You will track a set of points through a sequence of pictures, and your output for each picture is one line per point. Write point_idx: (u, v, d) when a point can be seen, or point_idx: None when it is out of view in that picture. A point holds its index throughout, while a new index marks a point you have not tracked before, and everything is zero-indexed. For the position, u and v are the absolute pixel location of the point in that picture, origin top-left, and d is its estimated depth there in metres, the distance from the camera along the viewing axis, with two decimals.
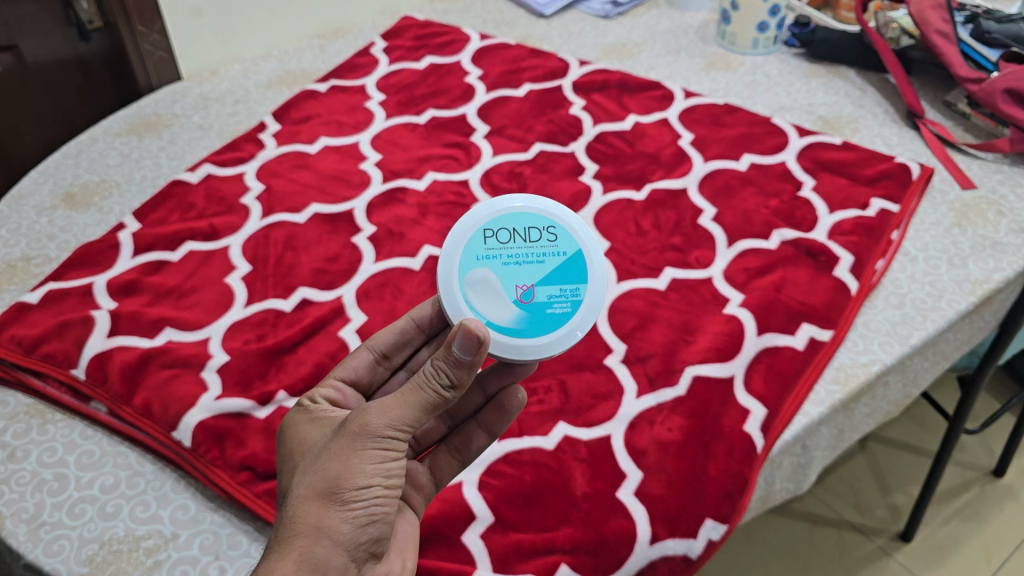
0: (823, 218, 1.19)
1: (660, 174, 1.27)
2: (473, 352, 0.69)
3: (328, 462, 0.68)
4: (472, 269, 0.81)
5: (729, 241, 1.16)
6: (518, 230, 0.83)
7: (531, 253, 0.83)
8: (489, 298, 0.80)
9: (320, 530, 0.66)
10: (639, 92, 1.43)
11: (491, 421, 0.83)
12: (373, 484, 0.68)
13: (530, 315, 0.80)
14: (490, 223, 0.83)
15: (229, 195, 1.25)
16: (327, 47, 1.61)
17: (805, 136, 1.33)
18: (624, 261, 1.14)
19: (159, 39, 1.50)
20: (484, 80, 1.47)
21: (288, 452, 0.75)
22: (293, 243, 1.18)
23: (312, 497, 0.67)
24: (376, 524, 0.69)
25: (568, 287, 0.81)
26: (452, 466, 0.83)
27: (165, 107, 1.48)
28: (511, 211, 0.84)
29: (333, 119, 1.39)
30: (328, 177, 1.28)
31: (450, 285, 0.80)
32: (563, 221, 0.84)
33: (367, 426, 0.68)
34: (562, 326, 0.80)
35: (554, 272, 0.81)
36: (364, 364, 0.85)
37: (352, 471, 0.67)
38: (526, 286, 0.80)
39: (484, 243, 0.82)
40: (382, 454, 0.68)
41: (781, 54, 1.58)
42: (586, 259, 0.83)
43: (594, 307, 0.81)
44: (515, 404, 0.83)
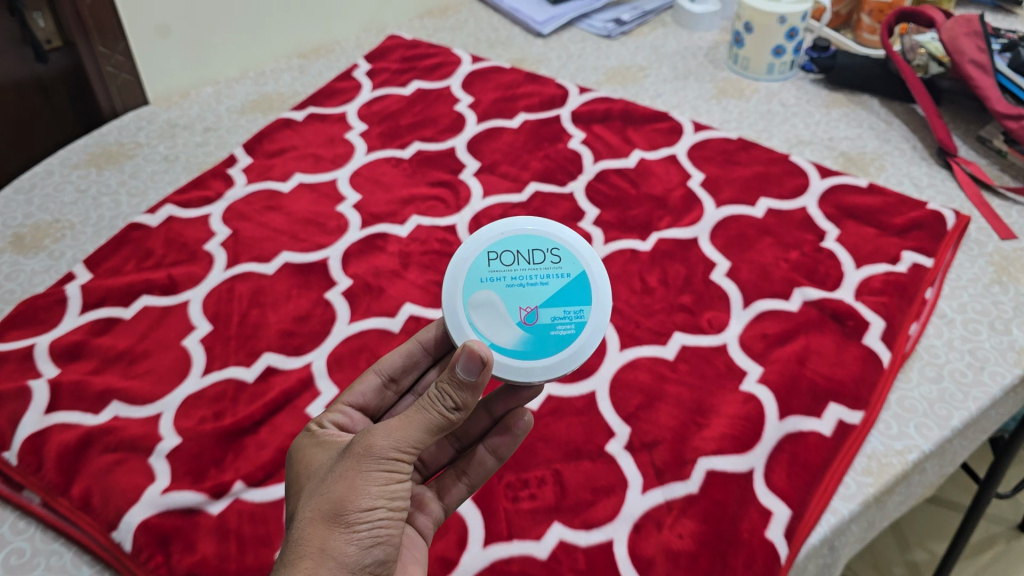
0: (849, 276, 1.08)
1: (668, 221, 1.15)
2: (480, 373, 0.64)
3: (332, 483, 0.63)
4: (476, 291, 0.76)
5: (745, 302, 1.04)
6: (523, 252, 0.78)
7: (534, 275, 0.77)
8: (493, 319, 0.75)
9: (324, 554, 0.61)
10: (645, 123, 1.31)
11: (497, 444, 0.78)
12: (378, 507, 0.63)
13: (532, 338, 0.75)
14: (495, 244, 0.78)
15: (192, 241, 1.13)
16: (307, 68, 1.49)
17: (827, 178, 1.21)
18: (629, 323, 1.02)
19: (123, 61, 1.37)
20: (475, 109, 1.35)
21: (293, 477, 0.70)
22: (260, 298, 1.05)
23: (315, 518, 0.62)
24: (381, 547, 0.64)
25: (572, 308, 0.76)
26: (461, 491, 0.78)
27: (129, 135, 1.35)
28: (516, 233, 0.79)
29: (310, 152, 1.27)
30: (302, 221, 1.16)
31: (454, 306, 0.76)
32: (567, 243, 0.78)
33: (372, 447, 0.64)
34: (565, 349, 0.75)
35: (558, 294, 0.76)
36: (371, 389, 0.79)
37: (357, 493, 0.63)
38: (529, 308, 0.75)
39: (488, 265, 0.77)
40: (387, 476, 0.64)
41: (798, 80, 1.46)
42: (592, 282, 0.77)
43: (598, 329, 0.75)
44: (522, 425, 0.78)
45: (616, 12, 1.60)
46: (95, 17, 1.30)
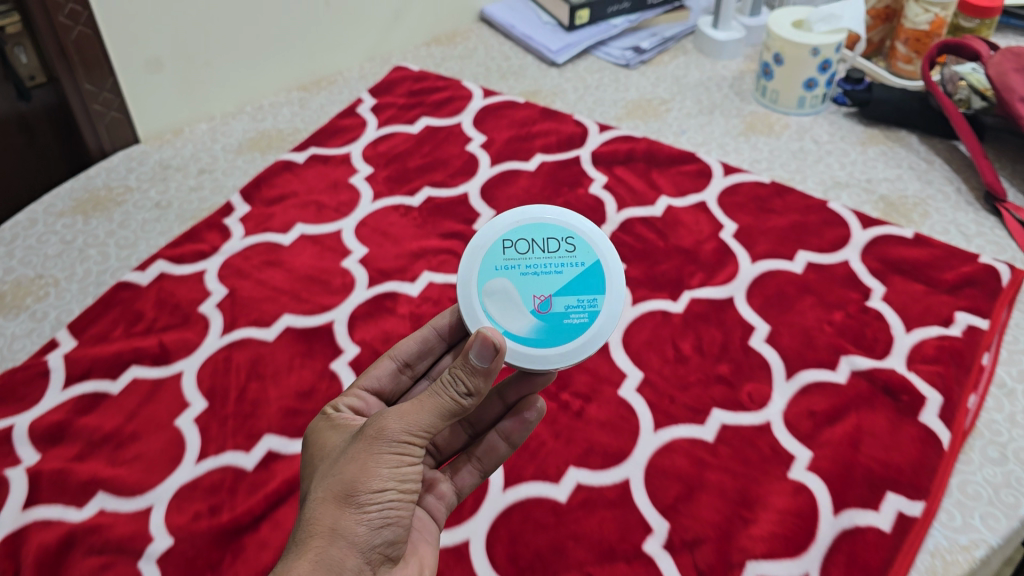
0: (899, 342, 0.99)
1: (700, 278, 1.06)
2: (493, 359, 0.64)
3: (343, 465, 0.63)
4: (489, 278, 0.75)
5: (788, 372, 0.96)
6: (538, 240, 0.77)
7: (548, 263, 0.76)
8: (506, 307, 0.74)
9: (335, 532, 0.61)
10: (671, 165, 1.23)
11: (510, 430, 0.78)
12: (389, 489, 0.63)
13: (546, 326, 0.73)
14: (510, 231, 0.77)
15: (185, 301, 1.04)
16: (307, 102, 1.41)
17: (870, 228, 1.13)
18: (662, 398, 0.94)
19: (111, 98, 1.26)
20: (488, 149, 1.26)
21: (309, 460, 0.70)
22: (259, 368, 0.96)
23: (326, 499, 0.62)
24: (392, 528, 0.64)
25: (586, 297, 0.75)
26: (473, 477, 0.78)
27: (118, 179, 1.26)
28: (530, 221, 0.78)
29: (312, 199, 1.18)
30: (304, 279, 1.07)
31: (468, 293, 0.75)
32: (582, 231, 0.77)
33: (384, 430, 0.64)
34: (578, 337, 0.73)
35: (572, 282, 0.75)
36: (387, 374, 0.80)
37: (368, 475, 0.63)
38: (543, 296, 0.74)
39: (502, 252, 0.76)
40: (398, 458, 0.64)
41: (830, 114, 1.37)
42: (607, 271, 0.76)
43: (613, 319, 0.74)
44: (533, 415, 0.78)
45: (634, 38, 1.51)
46: (80, 51, 1.19)
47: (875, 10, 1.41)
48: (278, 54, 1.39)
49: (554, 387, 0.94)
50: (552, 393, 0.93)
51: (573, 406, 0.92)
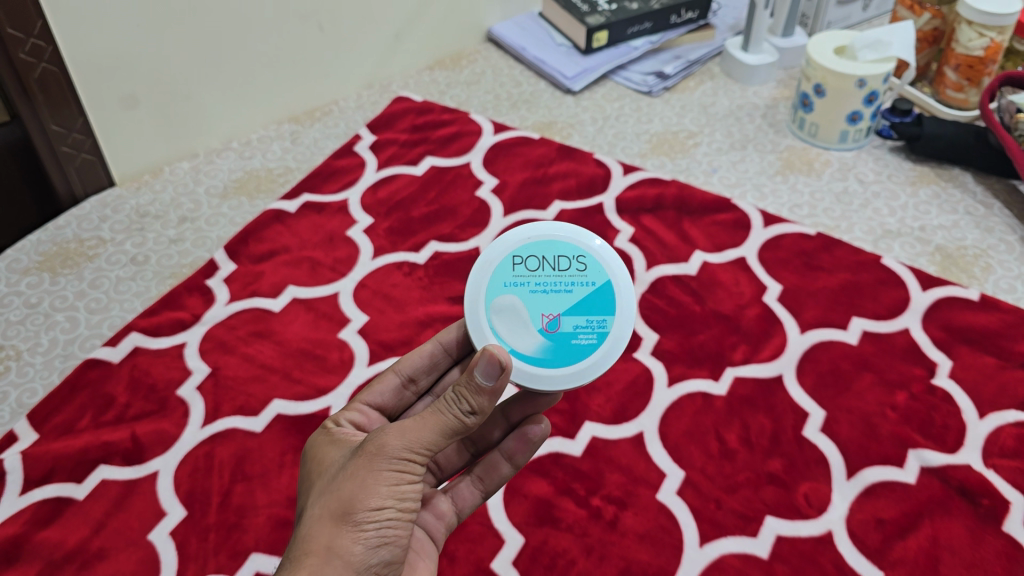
0: (972, 430, 0.87)
1: (744, 351, 0.94)
2: (497, 377, 0.64)
3: (342, 481, 0.63)
4: (498, 294, 0.72)
5: (849, 470, 0.84)
6: (549, 256, 0.74)
7: (559, 280, 0.73)
8: (514, 324, 0.71)
9: (331, 550, 0.60)
10: (704, 214, 1.10)
11: (512, 449, 0.75)
12: (388, 507, 0.62)
13: (554, 346, 0.71)
14: (520, 247, 0.74)
15: (161, 382, 0.91)
16: (300, 137, 1.29)
17: (931, 289, 1.00)
18: (707, 502, 0.82)
19: (82, 138, 1.12)
20: (500, 195, 1.14)
21: (304, 475, 0.69)
22: (245, 467, 0.84)
23: (324, 515, 0.62)
24: (389, 548, 0.63)
25: (596, 317, 0.72)
26: (474, 496, 0.75)
27: (90, 229, 1.13)
28: (542, 237, 0.75)
29: (305, 256, 1.06)
30: (297, 353, 0.95)
31: (476, 308, 0.72)
32: (594, 248, 0.74)
33: (385, 446, 0.63)
34: (586, 359, 0.71)
35: (582, 302, 0.72)
36: (390, 389, 0.77)
37: (367, 492, 0.62)
38: (552, 315, 0.71)
39: (512, 267, 0.73)
40: (399, 476, 0.63)
41: (874, 149, 1.24)
42: (618, 292, 0.73)
43: (622, 341, 0.71)
44: (537, 433, 0.75)
45: (656, 62, 1.38)
46: (45, 89, 1.05)
47: (922, 32, 1.27)
48: (268, 85, 1.26)
49: (583, 489, 0.82)
50: (581, 498, 0.82)
51: (606, 514, 0.80)
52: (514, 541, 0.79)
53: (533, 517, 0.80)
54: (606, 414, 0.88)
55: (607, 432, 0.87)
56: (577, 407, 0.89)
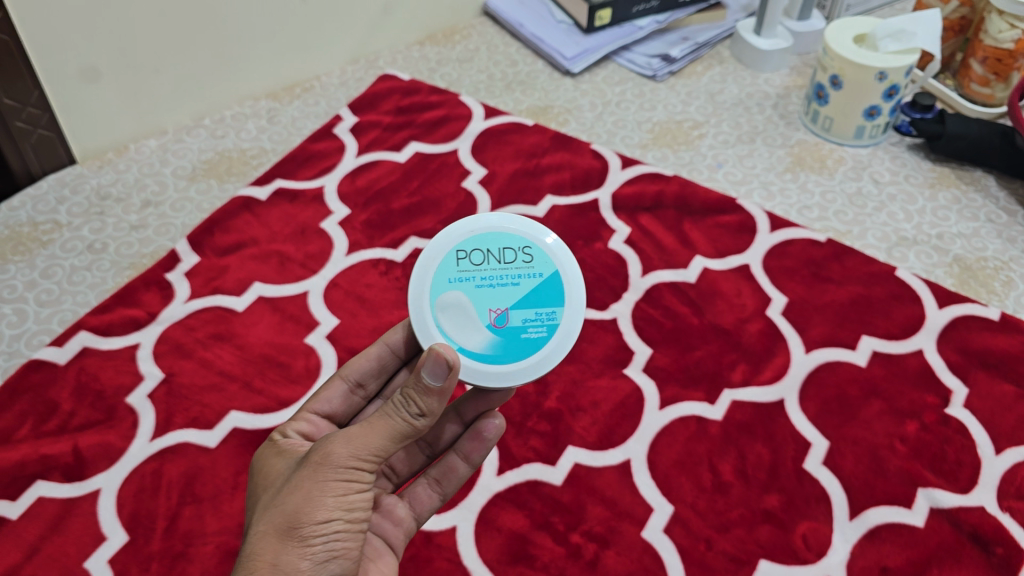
0: (987, 468, 0.80)
1: (743, 372, 0.87)
2: (445, 377, 0.59)
3: (287, 494, 0.58)
4: (442, 290, 0.67)
5: (852, 509, 0.77)
6: (492, 248, 0.68)
7: (504, 273, 0.67)
8: (460, 322, 0.66)
9: (276, 569, 0.56)
10: (707, 215, 1.02)
11: (469, 449, 0.70)
12: (336, 518, 0.58)
13: (503, 342, 0.65)
14: (462, 239, 0.68)
15: (109, 389, 0.84)
16: (277, 116, 1.20)
17: (948, 307, 0.92)
18: (696, 542, 0.75)
19: (37, 113, 1.03)
20: (488, 188, 1.06)
21: (250, 490, 0.64)
22: (195, 487, 0.78)
23: (268, 531, 0.57)
24: (339, 562, 0.58)
25: (545, 309, 0.66)
26: (432, 500, 0.70)
27: (45, 211, 1.05)
28: (486, 229, 0.69)
29: (274, 250, 0.98)
30: (259, 360, 0.88)
31: (420, 307, 0.66)
32: (540, 238, 0.69)
33: (330, 455, 0.58)
34: (538, 353, 0.65)
35: (530, 294, 0.66)
36: (338, 396, 0.72)
37: (313, 504, 0.57)
38: (499, 309, 0.66)
39: (455, 261, 0.68)
40: (346, 486, 0.59)
41: (891, 147, 1.15)
42: (567, 282, 0.67)
43: (573, 332, 0.66)
44: (492, 430, 0.70)
45: (662, 44, 1.29)
46: None
47: (949, 21, 1.16)
48: (246, 58, 1.17)
49: (562, 524, 0.76)
50: (559, 533, 0.75)
51: (586, 553, 0.74)
52: None
53: (506, 555, 0.74)
54: (591, 439, 0.82)
55: (592, 458, 0.80)
56: (560, 429, 0.82)
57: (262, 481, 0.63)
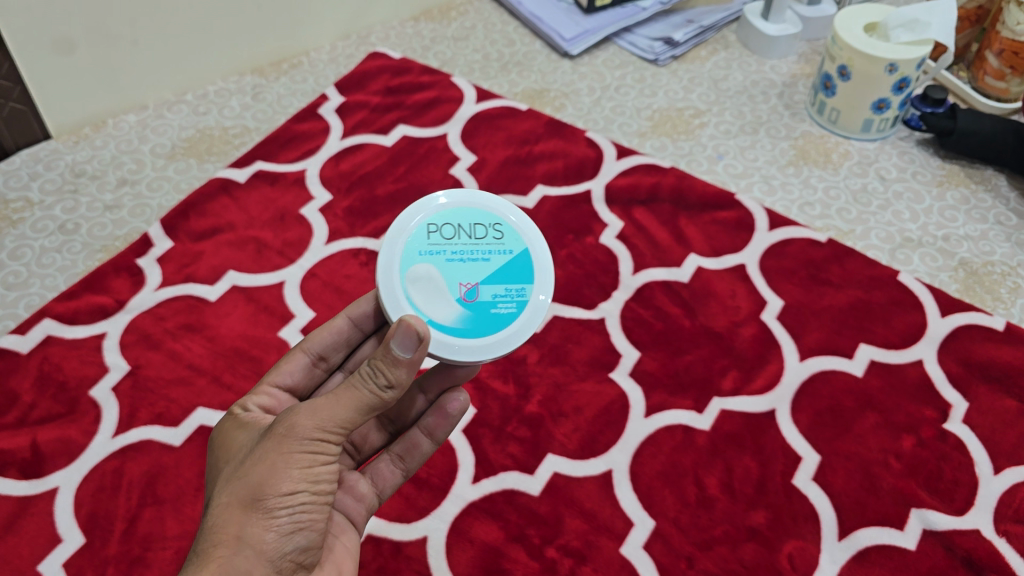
0: (985, 488, 0.76)
1: (734, 379, 0.83)
2: (416, 349, 0.54)
3: (251, 465, 0.53)
4: (411, 262, 0.62)
5: (841, 529, 0.74)
6: (464, 225, 0.64)
7: (475, 249, 0.63)
8: (429, 293, 0.61)
9: (241, 542, 0.51)
10: (704, 210, 0.98)
11: (432, 425, 0.67)
12: (301, 490, 0.53)
13: (473, 317, 0.61)
14: (433, 213, 0.65)
15: (73, 380, 0.82)
16: (262, 93, 1.14)
17: (952, 316, 0.88)
18: (675, 560, 0.72)
19: (9, 86, 0.97)
20: (477, 175, 1.02)
21: (212, 465, 0.59)
22: (157, 488, 0.75)
23: (232, 503, 0.52)
24: (305, 534, 0.54)
25: (516, 286, 0.62)
26: (395, 477, 0.67)
27: (16, 187, 1.00)
28: (458, 205, 0.65)
29: (251, 236, 0.95)
30: (230, 354, 0.84)
31: (387, 278, 0.62)
32: (512, 218, 0.65)
33: (295, 425, 0.53)
34: (508, 329, 0.61)
35: (500, 270, 0.62)
36: (300, 369, 0.67)
37: (277, 475, 0.53)
38: (469, 283, 0.61)
39: (426, 233, 0.64)
40: (313, 457, 0.54)
41: (898, 142, 1.10)
42: (538, 261, 0.64)
43: (544, 308, 0.62)
44: (457, 406, 0.67)
45: (666, 26, 1.24)
46: None
47: (964, 11, 1.10)
48: (231, 31, 1.10)
49: (538, 537, 0.73)
50: (535, 547, 0.73)
51: (561, 568, 0.72)
52: None
53: (478, 569, 0.71)
54: (572, 447, 0.79)
55: (572, 468, 0.77)
56: (540, 436, 0.79)
57: (224, 455, 0.58)
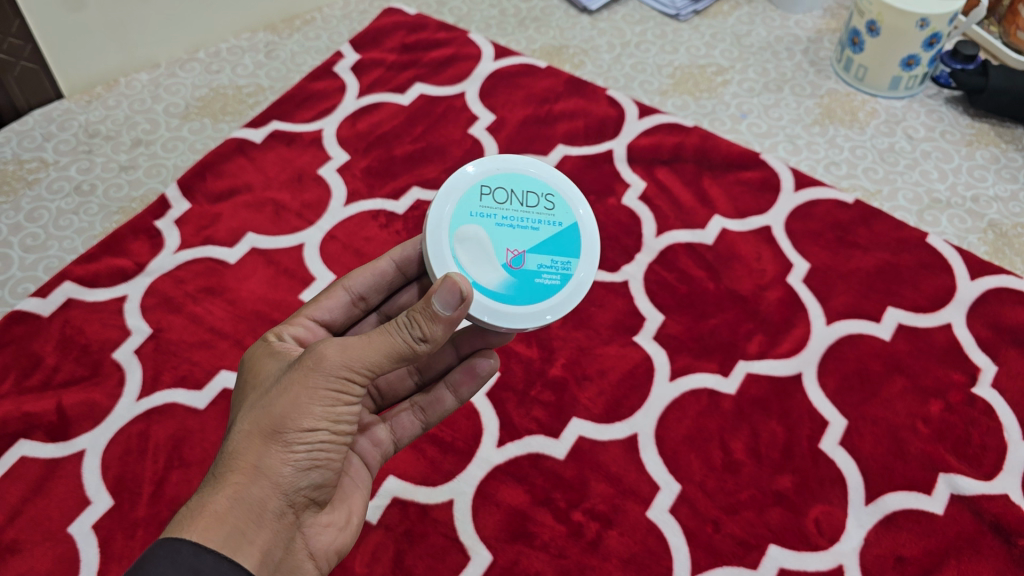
0: (1013, 454, 0.76)
1: (760, 342, 0.83)
2: (457, 307, 0.53)
3: (275, 395, 0.52)
4: (461, 221, 0.60)
5: (868, 494, 0.74)
6: (517, 191, 0.63)
7: (525, 218, 0.62)
8: (475, 255, 0.59)
9: (257, 471, 0.51)
10: (727, 170, 0.96)
11: (458, 382, 0.65)
12: (321, 429, 0.52)
13: (518, 286, 0.60)
14: (488, 174, 0.63)
15: (95, 343, 0.81)
16: (275, 50, 1.11)
17: (981, 279, 0.86)
18: (702, 524, 0.72)
19: (19, 44, 0.96)
20: (496, 134, 1.00)
21: (237, 388, 0.58)
22: (183, 452, 0.75)
23: (252, 431, 0.51)
24: (320, 471, 0.54)
25: (563, 259, 0.61)
26: (414, 427, 0.66)
27: (30, 147, 0.99)
28: (513, 169, 0.63)
29: (268, 197, 0.93)
30: (252, 317, 0.84)
31: (436, 234, 0.60)
32: (564, 188, 0.64)
33: (323, 361, 0.52)
34: (550, 301, 0.60)
35: (548, 241, 0.61)
36: (340, 306, 0.66)
37: (300, 410, 0.51)
38: (517, 251, 0.60)
39: (479, 194, 0.62)
40: (336, 396, 0.53)
41: (926, 100, 1.07)
42: (587, 234, 0.63)
43: (587, 284, 0.61)
44: (486, 367, 0.65)
45: None
46: None
47: None
48: None
49: (564, 501, 0.73)
50: (561, 511, 0.73)
51: (588, 532, 0.72)
52: (480, 559, 0.70)
53: (504, 532, 0.72)
54: (597, 411, 0.78)
55: (597, 432, 0.77)
56: (564, 400, 0.79)
57: (251, 379, 0.57)
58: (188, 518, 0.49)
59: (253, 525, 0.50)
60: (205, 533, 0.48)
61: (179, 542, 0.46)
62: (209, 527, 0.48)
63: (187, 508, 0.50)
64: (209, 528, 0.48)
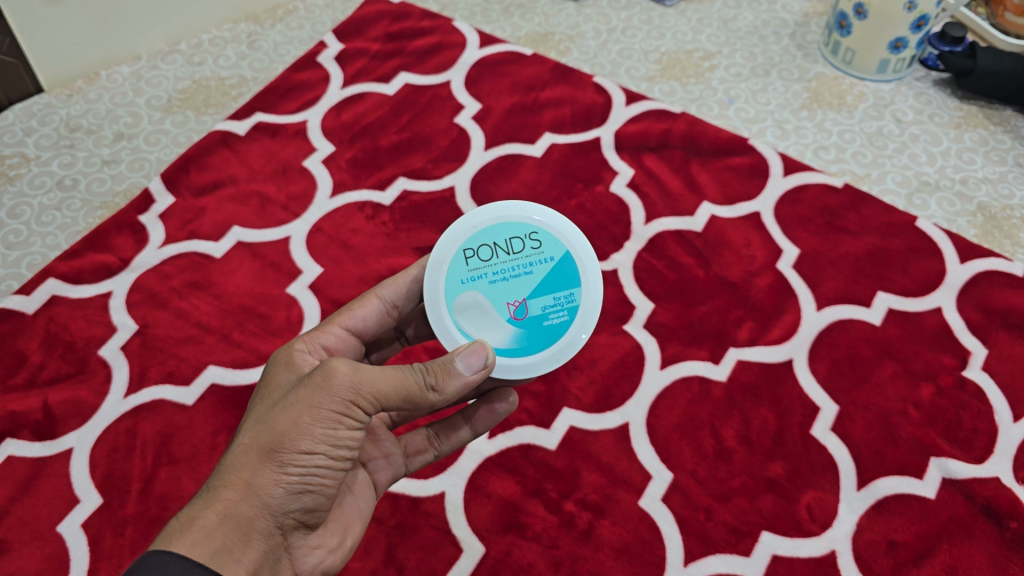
0: (1004, 436, 0.76)
1: (750, 329, 0.82)
2: (477, 372, 0.55)
3: (279, 410, 0.51)
4: (455, 294, 0.60)
5: (860, 479, 0.74)
6: (500, 240, 0.61)
7: (516, 266, 0.60)
8: (480, 323, 0.59)
9: (249, 488, 0.50)
10: (716, 156, 0.96)
11: (476, 416, 0.65)
12: (319, 452, 0.51)
13: (529, 338, 0.59)
14: (467, 236, 0.61)
15: (80, 340, 0.80)
16: (257, 41, 1.09)
17: (970, 262, 0.86)
18: (694, 512, 0.72)
19: None
20: (483, 123, 0.99)
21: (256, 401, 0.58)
22: (171, 448, 0.75)
23: (252, 447, 0.51)
24: (313, 495, 0.52)
25: (563, 293, 0.60)
26: (426, 453, 0.66)
27: (10, 143, 0.97)
28: (487, 218, 0.61)
29: (253, 190, 0.92)
30: (238, 311, 0.83)
31: (437, 316, 0.60)
32: (542, 220, 0.62)
33: (331, 381, 0.51)
34: (563, 341, 0.60)
35: (545, 281, 0.60)
36: (374, 315, 0.64)
37: (300, 430, 0.50)
38: (518, 301, 0.59)
39: (464, 258, 0.60)
40: (338, 420, 0.52)
41: (913, 83, 1.06)
42: (580, 257, 0.61)
43: (596, 311, 0.60)
44: (503, 408, 0.65)
45: None
46: None
47: None
48: None
49: (555, 491, 0.73)
50: (552, 501, 0.72)
51: (580, 522, 0.71)
52: (473, 551, 0.70)
53: (496, 524, 0.71)
54: (587, 400, 0.78)
55: (588, 422, 0.77)
56: (554, 390, 0.78)
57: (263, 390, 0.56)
58: (177, 531, 0.48)
59: (241, 543, 0.49)
60: (193, 548, 0.47)
61: (166, 555, 0.46)
62: (198, 541, 0.48)
63: (178, 519, 0.49)
64: (198, 543, 0.48)
